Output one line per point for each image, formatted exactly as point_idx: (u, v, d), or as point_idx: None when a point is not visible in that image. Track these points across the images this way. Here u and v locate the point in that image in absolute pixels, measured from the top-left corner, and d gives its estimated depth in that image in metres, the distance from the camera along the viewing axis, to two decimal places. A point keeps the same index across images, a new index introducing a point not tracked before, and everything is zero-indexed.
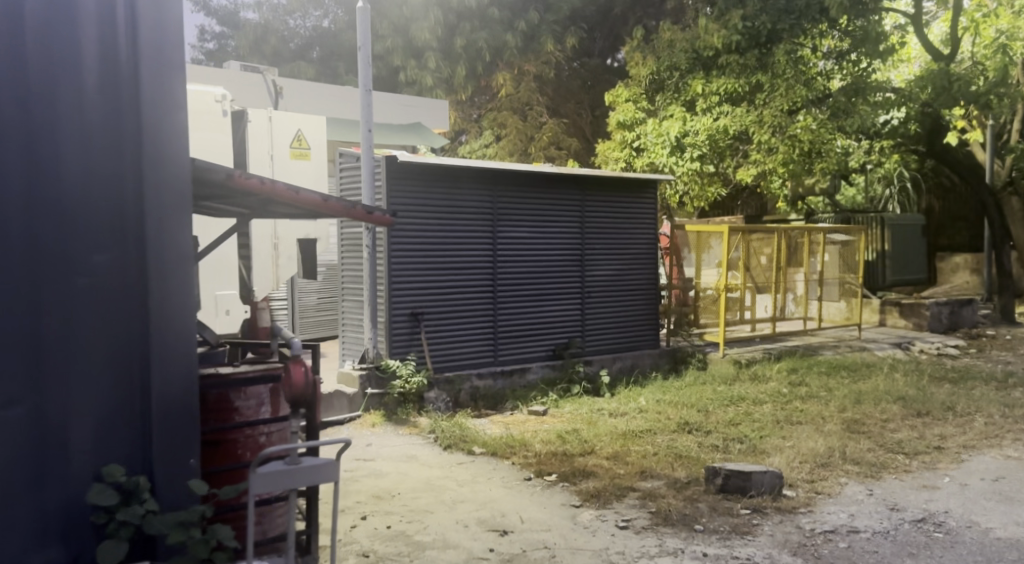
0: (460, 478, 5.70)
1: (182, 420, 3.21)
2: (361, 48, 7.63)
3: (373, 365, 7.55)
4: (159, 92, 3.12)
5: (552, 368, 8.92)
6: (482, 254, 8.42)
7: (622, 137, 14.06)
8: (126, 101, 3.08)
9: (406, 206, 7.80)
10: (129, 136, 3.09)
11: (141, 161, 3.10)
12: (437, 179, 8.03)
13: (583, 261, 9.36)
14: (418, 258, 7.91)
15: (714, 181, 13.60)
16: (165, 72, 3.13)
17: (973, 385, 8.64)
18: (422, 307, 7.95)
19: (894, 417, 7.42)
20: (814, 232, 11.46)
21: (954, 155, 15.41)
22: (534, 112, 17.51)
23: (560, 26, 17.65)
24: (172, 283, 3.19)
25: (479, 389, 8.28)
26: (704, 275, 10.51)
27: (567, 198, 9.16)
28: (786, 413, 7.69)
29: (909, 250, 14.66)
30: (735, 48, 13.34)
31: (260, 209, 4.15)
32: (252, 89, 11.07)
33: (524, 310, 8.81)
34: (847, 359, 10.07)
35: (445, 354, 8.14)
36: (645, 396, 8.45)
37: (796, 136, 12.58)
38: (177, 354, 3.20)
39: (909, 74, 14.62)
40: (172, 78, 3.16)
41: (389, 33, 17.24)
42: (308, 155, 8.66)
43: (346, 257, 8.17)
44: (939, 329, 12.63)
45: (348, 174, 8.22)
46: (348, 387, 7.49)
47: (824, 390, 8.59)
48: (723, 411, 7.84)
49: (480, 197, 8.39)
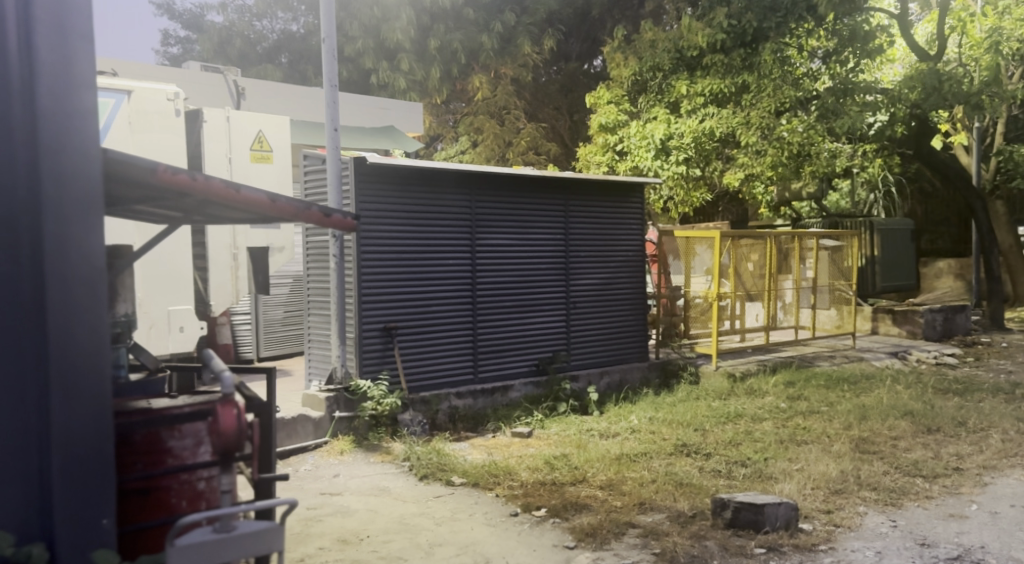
0: (438, 515, 5.06)
1: (93, 474, 2.53)
2: (325, 40, 7.01)
3: (342, 386, 6.90)
4: (55, 60, 2.49)
5: (536, 385, 8.34)
6: (461, 262, 7.83)
7: (604, 140, 13.63)
8: (15, 73, 2.44)
9: (377, 212, 7.17)
10: (16, 111, 2.44)
11: (32, 143, 2.46)
12: (411, 182, 7.42)
13: (568, 270, 8.79)
14: (390, 268, 7.27)
15: (700, 187, 13.17)
16: (65, 36, 2.51)
17: (980, 398, 8.16)
18: (396, 320, 7.32)
19: (904, 434, 6.92)
20: (804, 238, 11.01)
21: (941, 158, 14.88)
22: (512, 117, 16.96)
23: (537, 27, 17.12)
24: (78, 296, 2.53)
25: (458, 409, 7.66)
26: (694, 283, 10.02)
27: (550, 203, 8.60)
28: (789, 431, 7.15)
29: (898, 255, 14.28)
30: (719, 48, 12.90)
31: (198, 210, 3.46)
32: (212, 89, 10.53)
33: (506, 323, 8.21)
34: (845, 370, 9.58)
35: (422, 372, 7.51)
36: (637, 414, 7.89)
37: (783, 139, 12.21)
38: (86, 385, 2.53)
39: (896, 76, 14.21)
40: (75, 43, 2.53)
41: (360, 34, 16.56)
42: (272, 157, 8.17)
43: (312, 266, 7.50)
44: (933, 337, 12.24)
45: (313, 177, 7.56)
46: (313, 411, 6.79)
47: (825, 405, 8.08)
48: (721, 430, 7.29)
49: (457, 202, 7.79)
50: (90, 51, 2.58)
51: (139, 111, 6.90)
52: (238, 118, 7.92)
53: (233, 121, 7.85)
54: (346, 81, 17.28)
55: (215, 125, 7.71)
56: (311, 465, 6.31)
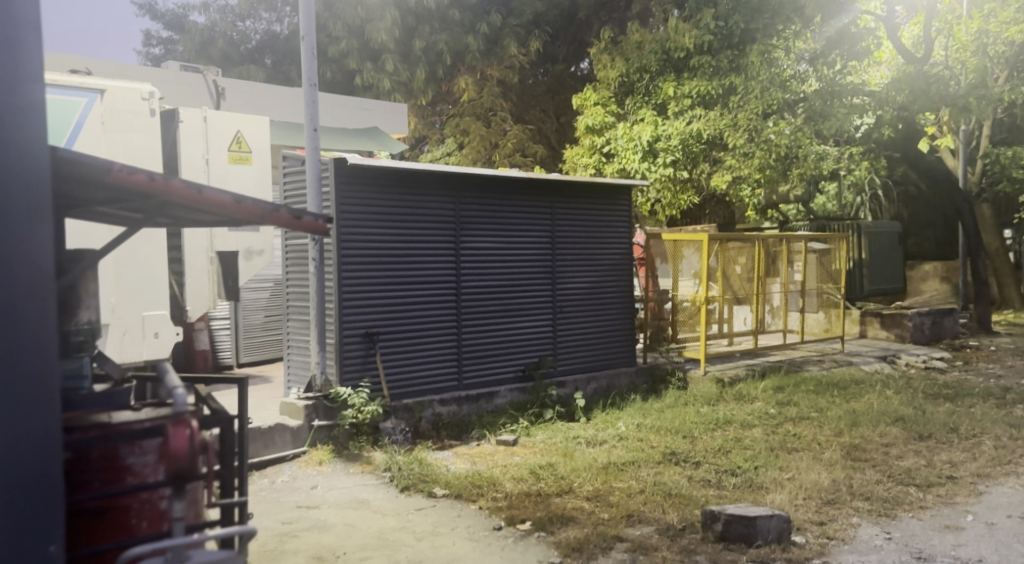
0: (418, 529, 4.88)
1: (42, 500, 2.30)
2: (304, 37, 6.81)
3: (321, 394, 6.70)
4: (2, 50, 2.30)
5: (521, 391, 8.17)
6: (445, 266, 7.64)
7: (591, 142, 13.55)
8: None
9: (357, 214, 6.98)
10: None
11: None
12: (393, 183, 7.23)
13: (554, 273, 8.63)
14: (372, 272, 7.08)
15: (687, 190, 13.08)
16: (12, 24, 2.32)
17: (971, 403, 8.07)
18: (377, 325, 7.13)
19: (895, 441, 6.80)
20: (793, 241, 10.87)
21: (929, 161, 14.81)
22: (498, 119, 16.79)
23: (523, 29, 17.00)
24: (25, 306, 2.33)
25: (441, 417, 7.46)
26: (682, 286, 9.88)
27: (536, 205, 8.43)
28: (779, 438, 7.01)
29: (885, 258, 14.22)
30: (706, 50, 12.83)
31: (161, 211, 3.25)
32: (191, 89, 10.32)
33: (491, 328, 8.04)
34: (834, 375, 9.47)
35: (404, 378, 7.32)
36: (625, 421, 7.74)
37: (770, 141, 12.07)
38: (34, 403, 2.33)
39: (884, 79, 14.16)
40: (24, 33, 2.35)
41: (344, 34, 16.35)
42: (250, 158, 8.10)
43: (291, 270, 7.30)
44: (921, 341, 12.17)
45: (292, 178, 7.36)
46: (291, 420, 6.57)
47: (815, 411, 7.96)
48: (710, 437, 7.14)
49: (441, 205, 7.61)
50: (40, 50, 2.40)
51: (113, 111, 6.61)
52: (216, 118, 7.83)
53: (210, 121, 7.76)
54: (330, 83, 17.07)
55: (192, 125, 7.64)
56: (288, 476, 6.11)
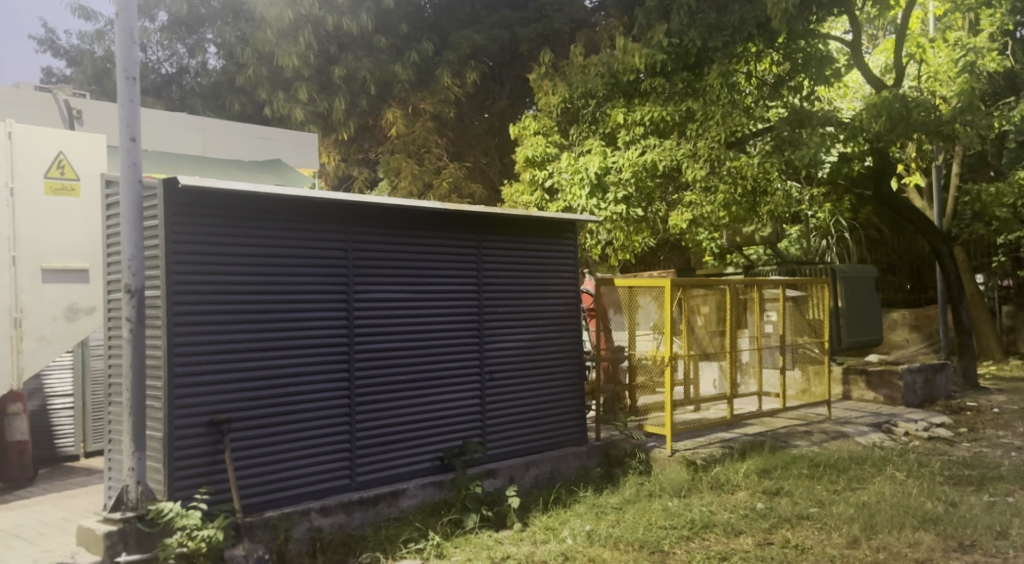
0: None
1: None
2: (119, 13, 4.87)
3: (134, 515, 4.70)
4: None
5: (438, 488, 6.19)
6: (331, 322, 5.77)
7: (532, 176, 11.78)
8: None
9: (200, 257, 5.04)
10: None
11: None
12: (257, 217, 5.36)
13: (482, 332, 6.82)
14: (221, 337, 5.14)
15: (642, 230, 11.30)
16: None
17: (1008, 492, 6.41)
18: (230, 409, 5.15)
19: (932, 556, 5.05)
20: (766, 287, 9.23)
21: (903, 200, 13.36)
22: (432, 156, 15.15)
23: (459, 60, 15.30)
24: None
25: (322, 533, 5.40)
26: (639, 342, 8.14)
27: (456, 246, 6.67)
28: (778, 553, 5.15)
29: (862, 307, 12.69)
30: (660, 71, 11.29)
31: None
32: (36, 111, 8.48)
33: (399, 407, 6.13)
34: (828, 452, 7.72)
35: (267, 481, 5.32)
36: (571, 529, 5.82)
37: (737, 173, 10.63)
38: None
39: (852, 111, 12.84)
40: None
41: (253, 60, 14.72)
42: (77, 189, 6.34)
43: (112, 335, 5.31)
44: (913, 403, 10.61)
45: (115, 212, 5.42)
46: (86, 555, 4.58)
47: (815, 506, 6.18)
48: (686, 553, 5.28)
49: (329, 246, 5.78)
50: None
51: None
52: (25, 135, 6.04)
53: (17, 140, 5.96)
54: (241, 115, 15.48)
55: None
56: None
